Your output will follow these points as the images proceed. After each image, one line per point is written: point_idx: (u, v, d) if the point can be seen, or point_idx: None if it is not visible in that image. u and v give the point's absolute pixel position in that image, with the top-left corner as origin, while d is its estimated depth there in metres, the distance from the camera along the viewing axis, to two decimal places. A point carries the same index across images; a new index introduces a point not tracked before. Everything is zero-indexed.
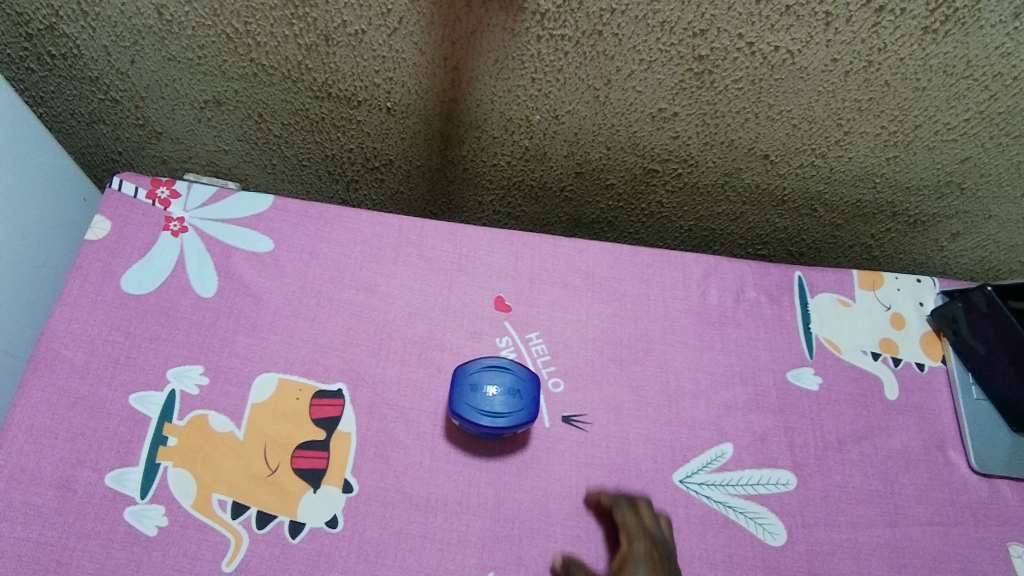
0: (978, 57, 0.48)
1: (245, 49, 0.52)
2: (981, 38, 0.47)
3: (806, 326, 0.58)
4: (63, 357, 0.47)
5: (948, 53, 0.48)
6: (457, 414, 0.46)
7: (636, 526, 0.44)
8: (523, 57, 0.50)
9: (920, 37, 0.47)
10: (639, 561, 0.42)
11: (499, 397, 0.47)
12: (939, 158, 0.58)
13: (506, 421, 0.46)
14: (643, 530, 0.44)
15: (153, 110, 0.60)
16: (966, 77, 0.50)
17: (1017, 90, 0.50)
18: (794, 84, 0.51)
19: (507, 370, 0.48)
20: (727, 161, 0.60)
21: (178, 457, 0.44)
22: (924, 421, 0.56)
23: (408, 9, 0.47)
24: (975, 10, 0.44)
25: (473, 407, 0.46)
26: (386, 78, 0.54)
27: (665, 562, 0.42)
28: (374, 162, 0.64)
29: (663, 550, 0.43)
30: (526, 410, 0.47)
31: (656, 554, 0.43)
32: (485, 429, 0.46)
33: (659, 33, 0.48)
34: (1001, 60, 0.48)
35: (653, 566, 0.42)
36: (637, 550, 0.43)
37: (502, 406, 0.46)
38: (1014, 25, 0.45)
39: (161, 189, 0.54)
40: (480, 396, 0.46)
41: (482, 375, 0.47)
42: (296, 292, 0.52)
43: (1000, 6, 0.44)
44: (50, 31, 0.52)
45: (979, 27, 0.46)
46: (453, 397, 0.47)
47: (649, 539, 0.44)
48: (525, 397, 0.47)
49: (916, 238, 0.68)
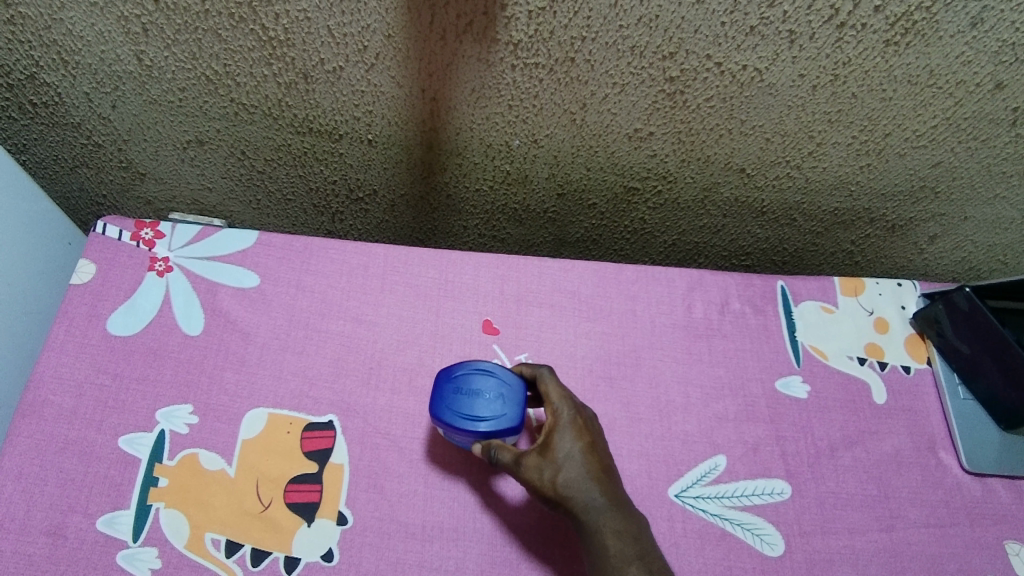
0: (940, 67, 0.50)
1: (225, 90, 0.53)
2: (941, 48, 0.48)
3: (792, 334, 0.59)
4: (50, 403, 0.46)
5: (910, 64, 0.50)
6: (437, 417, 0.45)
7: (560, 397, 0.46)
8: (499, 85, 0.52)
9: (883, 49, 0.48)
10: (565, 430, 0.45)
11: (481, 401, 0.45)
12: (911, 164, 0.60)
13: (488, 427, 0.45)
14: (567, 399, 0.46)
15: (136, 152, 0.61)
16: (930, 86, 0.52)
17: (981, 96, 0.52)
18: (764, 100, 0.53)
19: (493, 373, 0.46)
20: (705, 176, 0.62)
21: (169, 497, 0.44)
22: (914, 423, 0.56)
23: (385, 45, 0.48)
24: (933, 22, 0.46)
25: (454, 411, 0.45)
26: (366, 111, 0.55)
27: (588, 428, 0.46)
28: (359, 193, 0.65)
29: (586, 417, 0.46)
30: (509, 415, 0.45)
31: (581, 425, 0.46)
32: (466, 432, 0.45)
33: (630, 58, 0.49)
34: (963, 68, 0.50)
35: (579, 433, 0.45)
36: (562, 422, 0.45)
37: (486, 411, 0.45)
38: (972, 34, 0.47)
39: (146, 231, 0.55)
40: (462, 399, 0.45)
41: (465, 378, 0.46)
42: (284, 325, 0.52)
43: (956, 17, 0.46)
44: (31, 80, 0.53)
45: (939, 37, 0.47)
46: (436, 397, 0.46)
47: (574, 410, 0.46)
48: (510, 402, 0.46)
49: (896, 242, 0.70)
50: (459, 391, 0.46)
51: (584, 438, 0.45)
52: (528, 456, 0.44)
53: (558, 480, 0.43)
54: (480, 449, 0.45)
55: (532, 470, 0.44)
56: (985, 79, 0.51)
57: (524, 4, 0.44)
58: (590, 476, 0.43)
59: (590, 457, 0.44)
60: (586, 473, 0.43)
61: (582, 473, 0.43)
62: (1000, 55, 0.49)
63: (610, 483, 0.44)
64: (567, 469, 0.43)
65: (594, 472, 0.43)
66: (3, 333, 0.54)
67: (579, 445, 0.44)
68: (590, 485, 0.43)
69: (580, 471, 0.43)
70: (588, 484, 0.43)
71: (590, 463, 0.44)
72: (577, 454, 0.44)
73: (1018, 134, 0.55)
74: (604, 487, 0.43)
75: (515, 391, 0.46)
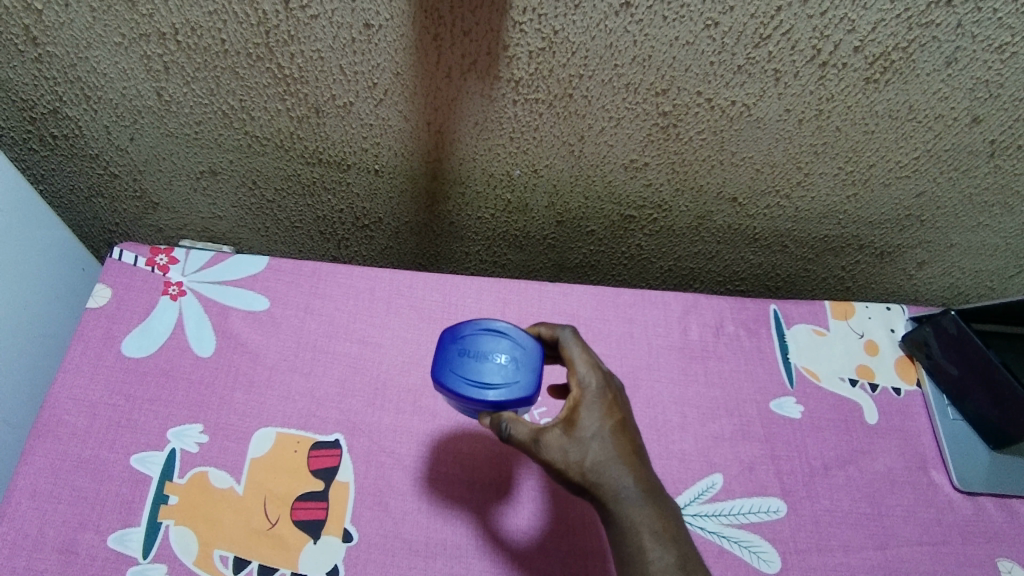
0: (919, 102, 0.52)
1: (240, 123, 0.56)
2: (919, 85, 0.51)
3: (785, 356, 0.61)
4: (64, 422, 0.48)
5: (891, 99, 0.52)
6: (443, 383, 0.41)
7: (587, 370, 0.43)
8: (502, 119, 0.55)
9: (863, 86, 0.51)
10: (594, 406, 0.42)
11: (493, 367, 0.42)
12: (896, 194, 0.62)
13: (501, 395, 0.41)
14: (593, 371, 0.44)
15: (151, 182, 0.63)
16: (910, 120, 0.54)
17: (959, 129, 0.55)
18: (752, 133, 0.56)
19: (505, 337, 0.43)
20: (699, 205, 0.65)
21: (179, 514, 0.45)
22: (905, 443, 0.58)
23: (393, 82, 0.51)
24: (910, 61, 0.49)
25: (461, 377, 0.41)
26: (374, 143, 0.58)
27: (616, 404, 0.43)
28: (365, 221, 0.68)
29: (613, 392, 0.43)
30: (523, 382, 0.42)
31: (609, 401, 0.43)
32: (475, 401, 0.41)
33: (625, 94, 0.52)
34: (940, 104, 0.52)
35: (607, 410, 0.42)
36: (589, 397, 0.42)
37: (496, 377, 0.42)
38: (947, 72, 0.49)
39: (160, 257, 0.57)
40: (470, 363, 0.42)
41: (475, 340, 0.43)
42: (292, 347, 0.54)
43: (932, 57, 0.48)
44: (53, 114, 0.56)
45: (916, 75, 0.50)
46: (442, 361, 0.42)
47: (602, 386, 0.43)
48: (525, 369, 0.42)
49: (885, 268, 0.73)
50: (467, 354, 0.42)
51: (613, 415, 0.42)
52: (552, 434, 0.40)
53: (586, 462, 0.40)
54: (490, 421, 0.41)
55: (557, 451, 0.40)
56: (963, 114, 0.53)
57: (525, 45, 0.47)
58: (622, 458, 0.40)
59: (621, 436, 0.41)
60: (617, 454, 0.40)
61: (612, 454, 0.40)
62: (975, 92, 0.51)
63: (642, 466, 0.41)
64: (596, 450, 0.40)
65: (625, 454, 0.41)
66: (21, 356, 0.56)
67: (608, 424, 0.41)
68: (620, 469, 0.40)
69: (609, 453, 0.40)
70: (620, 465, 0.40)
71: (621, 443, 0.41)
72: (605, 433, 0.41)
73: (996, 165, 0.58)
74: (634, 471, 0.40)
75: (529, 356, 0.43)
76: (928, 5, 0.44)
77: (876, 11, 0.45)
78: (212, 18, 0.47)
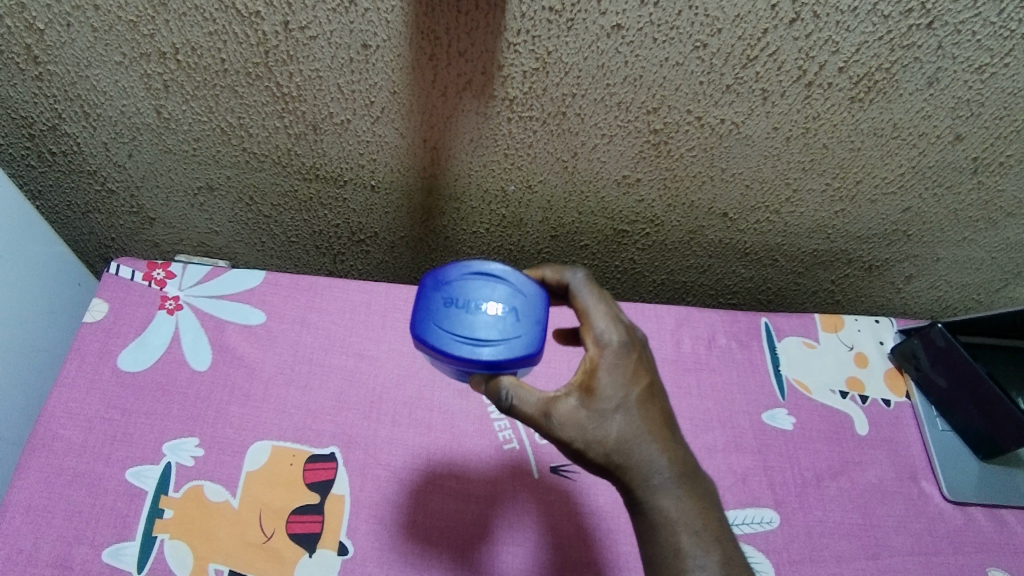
0: (903, 120, 0.54)
1: (238, 140, 0.57)
2: (903, 104, 0.52)
3: (776, 368, 0.61)
4: (60, 437, 0.48)
5: (876, 118, 0.53)
6: (436, 343, 0.40)
7: (608, 330, 0.41)
8: (496, 136, 0.56)
9: (849, 105, 0.52)
10: (615, 371, 0.40)
11: (487, 322, 0.40)
12: (883, 210, 0.64)
13: (500, 351, 0.40)
14: (614, 329, 0.41)
15: (148, 198, 0.64)
16: (895, 137, 0.55)
17: (942, 146, 0.56)
18: (741, 150, 0.57)
19: (498, 289, 0.41)
20: (690, 220, 0.66)
21: (175, 528, 0.45)
22: (896, 454, 0.58)
23: (390, 100, 0.52)
24: (893, 81, 0.50)
25: (455, 335, 0.40)
26: (370, 160, 0.59)
27: (640, 366, 0.41)
28: (361, 236, 0.69)
29: (637, 351, 0.41)
30: (520, 336, 0.40)
31: (631, 364, 0.41)
32: (470, 359, 0.40)
33: (617, 112, 0.53)
34: (924, 122, 0.54)
35: (630, 375, 0.40)
36: (610, 362, 0.40)
37: (492, 333, 0.40)
38: (930, 91, 0.51)
39: (158, 271, 0.58)
40: (464, 320, 0.40)
41: (467, 295, 0.41)
42: (289, 360, 0.55)
43: (914, 77, 0.50)
44: (53, 131, 0.56)
45: (899, 94, 0.51)
46: (433, 318, 0.41)
47: (623, 346, 0.41)
48: (526, 321, 0.41)
49: (874, 281, 0.74)
50: (462, 304, 0.41)
51: (635, 380, 0.40)
52: (571, 411, 0.39)
53: (610, 438, 0.39)
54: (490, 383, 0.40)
55: (576, 430, 0.39)
56: (946, 132, 0.55)
57: (519, 65, 0.49)
58: (647, 431, 0.39)
59: (644, 404, 0.40)
60: (642, 427, 0.39)
61: (638, 427, 0.39)
62: (957, 110, 0.52)
63: (667, 438, 0.40)
64: (621, 424, 0.39)
65: (650, 425, 0.39)
66: (20, 371, 0.56)
67: (632, 392, 0.40)
68: (647, 443, 0.39)
69: (635, 426, 0.39)
70: (645, 438, 0.39)
71: (645, 413, 0.40)
72: (629, 403, 0.39)
73: (980, 182, 0.59)
74: (661, 443, 0.39)
75: (531, 308, 0.41)
76: (909, 27, 0.46)
77: (859, 33, 0.46)
78: (212, 38, 0.48)
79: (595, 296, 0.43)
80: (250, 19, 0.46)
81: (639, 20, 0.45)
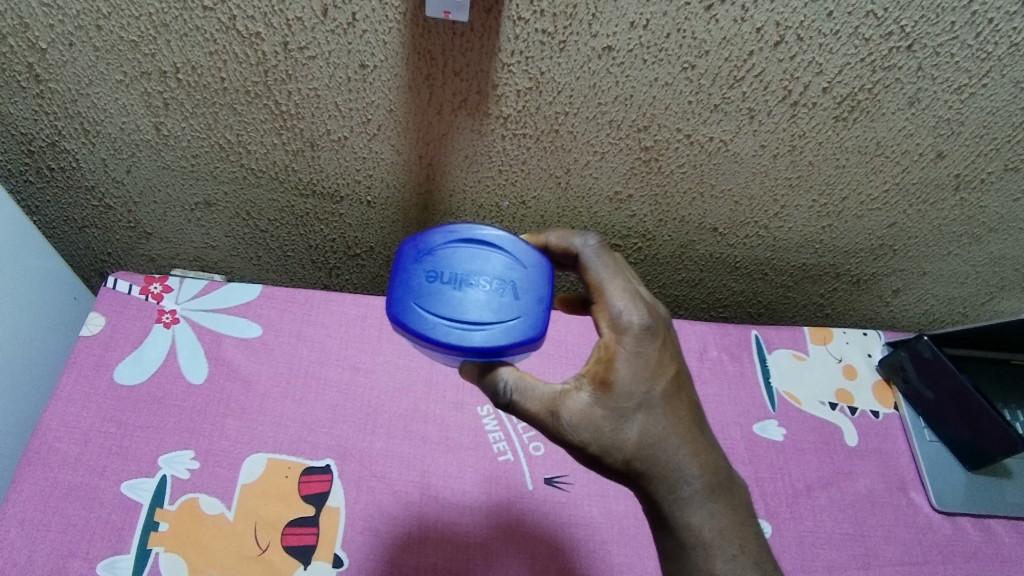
0: (886, 139, 0.55)
1: (236, 157, 0.58)
2: (885, 123, 0.54)
3: (766, 381, 0.62)
4: (56, 450, 0.49)
5: (859, 136, 0.55)
6: (428, 328, 0.38)
7: (627, 311, 0.39)
8: (490, 153, 0.57)
9: (833, 124, 0.54)
10: (633, 361, 0.39)
11: (480, 304, 0.39)
12: (868, 225, 0.65)
13: (495, 331, 0.38)
14: (635, 310, 0.39)
15: (145, 213, 0.65)
16: (878, 155, 0.57)
17: (925, 164, 0.58)
18: (730, 167, 0.59)
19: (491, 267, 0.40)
20: (681, 235, 0.67)
21: (170, 541, 0.46)
22: (885, 465, 0.59)
23: (386, 118, 0.54)
24: (875, 101, 0.52)
25: (448, 318, 0.38)
26: (367, 176, 0.60)
27: (661, 352, 0.40)
28: (356, 250, 0.70)
29: (659, 333, 0.40)
30: (517, 317, 0.39)
31: (651, 351, 0.39)
32: (466, 343, 0.38)
33: (609, 130, 0.55)
34: (906, 141, 0.55)
35: (653, 366, 0.39)
36: (632, 350, 0.39)
37: (487, 315, 0.38)
38: (911, 111, 0.53)
39: (155, 285, 0.59)
40: (456, 302, 0.39)
41: (458, 275, 0.39)
42: (284, 374, 0.56)
43: (896, 97, 0.51)
44: (52, 147, 0.57)
45: (882, 114, 0.53)
46: (423, 300, 0.39)
47: (643, 331, 0.39)
48: (522, 299, 0.39)
49: (863, 295, 0.75)
50: (451, 280, 0.39)
51: (655, 367, 0.39)
52: (592, 413, 0.38)
53: (635, 440, 0.38)
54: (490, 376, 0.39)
55: (599, 433, 0.38)
56: (928, 150, 0.56)
57: (513, 84, 0.50)
58: (670, 429, 0.39)
59: (663, 394, 0.39)
60: (664, 425, 0.39)
61: (661, 427, 0.39)
62: (937, 129, 0.54)
63: (684, 430, 0.40)
64: (645, 424, 0.39)
65: (672, 422, 0.39)
66: (18, 387, 0.57)
67: (654, 386, 0.39)
68: (671, 441, 0.39)
69: (659, 427, 0.39)
70: (665, 434, 0.39)
71: (667, 408, 0.39)
72: (652, 398, 0.39)
73: (962, 198, 0.61)
74: (683, 440, 0.40)
75: (528, 282, 0.40)
76: (889, 50, 0.47)
77: (842, 55, 0.48)
78: (212, 58, 0.49)
79: (610, 273, 0.41)
80: (250, 40, 0.47)
81: (629, 42, 0.47)
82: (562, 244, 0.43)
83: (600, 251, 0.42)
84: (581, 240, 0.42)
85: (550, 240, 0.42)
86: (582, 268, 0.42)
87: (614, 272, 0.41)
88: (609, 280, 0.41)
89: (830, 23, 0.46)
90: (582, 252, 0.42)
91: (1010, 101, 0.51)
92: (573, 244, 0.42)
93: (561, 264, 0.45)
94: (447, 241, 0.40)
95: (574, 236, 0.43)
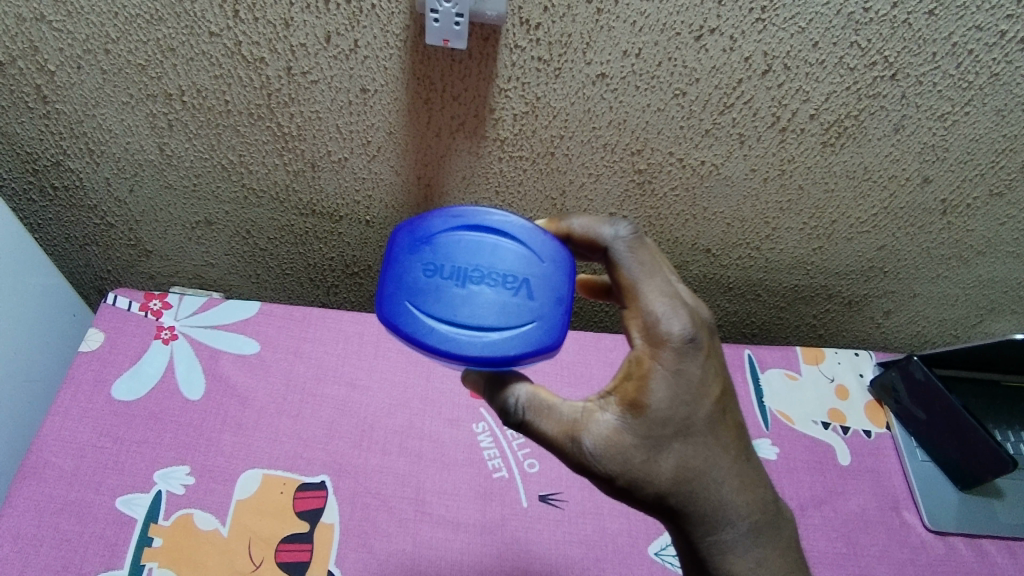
0: (873, 164, 0.57)
1: (238, 176, 0.59)
2: (872, 148, 0.55)
3: (760, 399, 0.63)
4: (51, 465, 0.50)
5: (847, 161, 0.57)
6: (433, 330, 0.38)
7: (667, 317, 0.38)
8: (488, 174, 0.58)
9: (821, 149, 0.56)
10: (670, 378, 0.37)
11: (487, 306, 0.38)
12: (858, 247, 0.66)
13: (501, 337, 0.38)
14: (677, 316, 0.38)
15: (146, 232, 0.66)
16: (866, 180, 0.58)
17: (912, 188, 0.59)
18: (722, 190, 0.60)
19: (502, 264, 0.39)
20: (675, 256, 0.69)
21: (163, 557, 0.47)
22: (878, 484, 0.60)
23: (386, 140, 0.55)
24: (861, 127, 0.53)
25: (454, 322, 0.38)
26: (366, 196, 0.61)
27: (705, 366, 0.38)
28: (354, 268, 0.71)
29: (704, 341, 0.38)
30: (528, 322, 0.38)
31: (690, 365, 0.38)
32: (471, 347, 0.37)
33: (602, 153, 0.56)
34: (893, 166, 0.57)
35: (695, 382, 0.38)
36: (671, 364, 0.37)
37: (495, 319, 0.38)
38: (896, 137, 0.54)
39: (155, 301, 0.60)
40: (462, 304, 0.38)
41: (467, 274, 0.39)
42: (281, 390, 0.56)
43: (882, 124, 0.53)
44: (57, 167, 0.58)
45: (868, 139, 0.54)
46: (427, 301, 0.38)
47: (683, 343, 0.37)
48: (535, 302, 0.39)
49: (855, 316, 0.76)
50: (455, 277, 0.38)
51: (696, 384, 0.38)
52: (625, 439, 0.37)
53: (674, 466, 0.38)
54: (500, 391, 0.39)
55: (634, 460, 0.37)
56: (915, 174, 0.58)
57: (510, 109, 0.52)
58: (710, 456, 0.39)
59: (705, 420, 0.39)
60: (705, 451, 0.39)
61: (702, 453, 0.39)
62: (923, 155, 0.56)
63: (719, 447, 0.39)
64: (685, 450, 0.38)
65: (713, 447, 0.39)
66: (17, 405, 0.58)
67: (695, 405, 0.38)
68: (711, 468, 0.39)
69: (701, 455, 0.39)
70: (703, 461, 0.39)
71: (708, 433, 0.39)
72: (693, 419, 0.38)
73: (949, 222, 0.63)
74: (723, 465, 0.39)
75: (543, 281, 0.39)
76: (874, 79, 0.49)
77: (828, 84, 0.50)
78: (217, 81, 0.50)
79: (644, 272, 0.39)
80: (255, 64, 0.49)
81: (622, 69, 0.49)
82: (589, 234, 0.41)
83: (632, 244, 0.40)
84: (610, 231, 0.40)
85: (574, 229, 0.41)
86: (612, 264, 0.40)
87: (648, 270, 0.39)
88: (642, 279, 0.39)
89: (816, 53, 0.47)
90: (612, 245, 0.40)
91: (991, 128, 0.53)
92: (602, 235, 0.40)
93: (586, 254, 0.43)
94: (452, 234, 0.39)
95: (602, 225, 0.41)
